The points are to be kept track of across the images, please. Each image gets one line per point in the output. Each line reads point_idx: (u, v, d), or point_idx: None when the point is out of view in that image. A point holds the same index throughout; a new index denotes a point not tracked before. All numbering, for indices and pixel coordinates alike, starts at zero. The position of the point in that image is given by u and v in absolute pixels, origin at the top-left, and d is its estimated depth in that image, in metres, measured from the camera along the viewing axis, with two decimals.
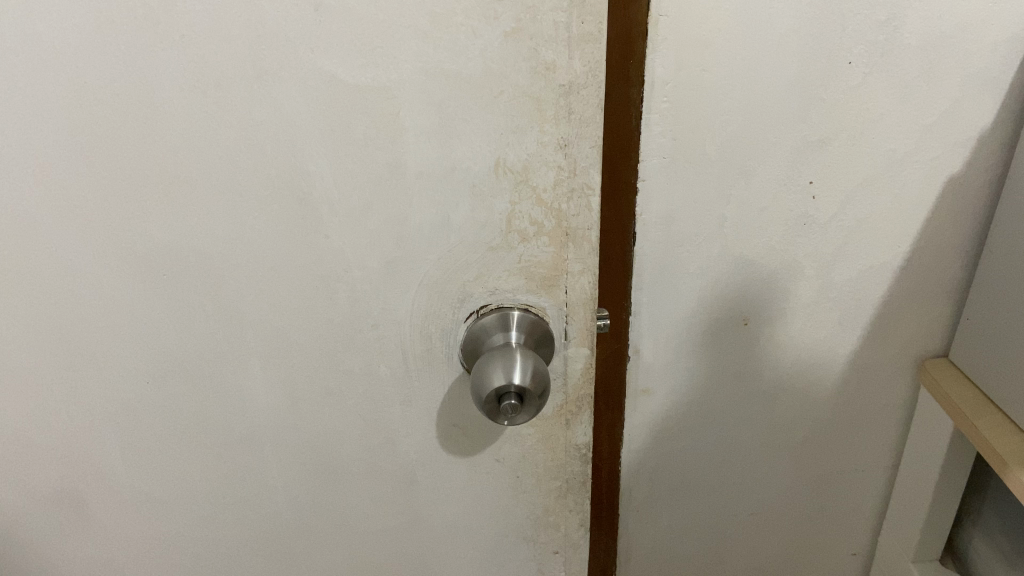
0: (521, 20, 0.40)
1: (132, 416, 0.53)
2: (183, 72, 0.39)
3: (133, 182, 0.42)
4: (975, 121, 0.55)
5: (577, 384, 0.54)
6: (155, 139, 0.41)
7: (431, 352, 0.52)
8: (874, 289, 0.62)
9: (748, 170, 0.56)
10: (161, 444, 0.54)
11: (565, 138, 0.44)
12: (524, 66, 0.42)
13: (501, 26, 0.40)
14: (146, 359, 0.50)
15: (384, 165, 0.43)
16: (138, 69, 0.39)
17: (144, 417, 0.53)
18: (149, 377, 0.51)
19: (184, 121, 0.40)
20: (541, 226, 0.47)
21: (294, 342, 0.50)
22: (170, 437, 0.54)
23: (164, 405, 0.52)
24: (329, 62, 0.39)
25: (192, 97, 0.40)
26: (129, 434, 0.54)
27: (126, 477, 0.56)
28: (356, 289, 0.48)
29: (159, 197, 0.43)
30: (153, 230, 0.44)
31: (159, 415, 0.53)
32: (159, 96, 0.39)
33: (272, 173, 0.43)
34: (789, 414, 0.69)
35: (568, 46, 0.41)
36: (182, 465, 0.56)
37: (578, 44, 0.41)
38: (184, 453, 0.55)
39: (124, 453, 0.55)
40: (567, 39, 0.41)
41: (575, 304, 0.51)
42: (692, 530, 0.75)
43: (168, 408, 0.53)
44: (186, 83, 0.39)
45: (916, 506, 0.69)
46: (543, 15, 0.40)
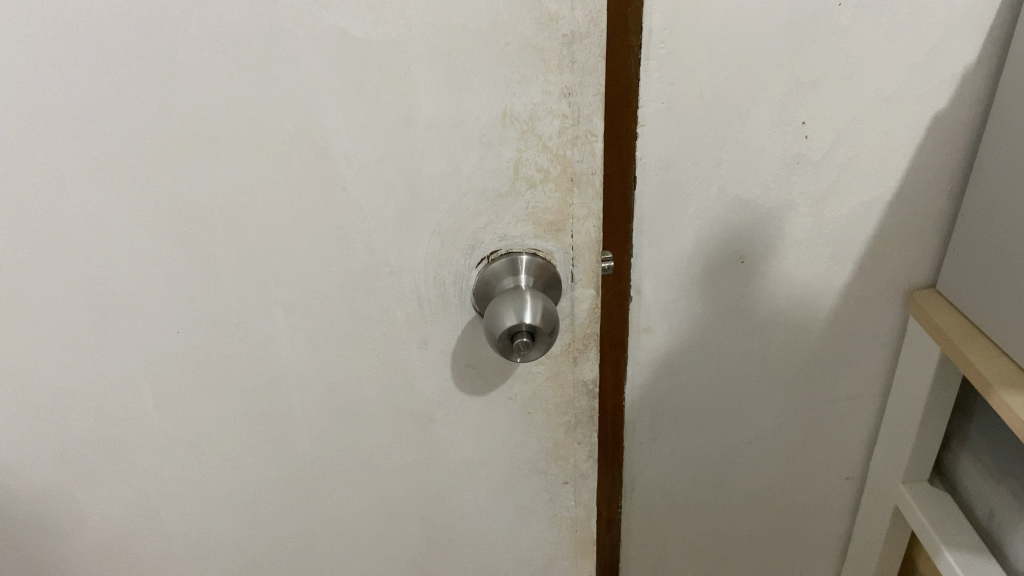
0: None
1: (162, 365, 0.55)
2: (203, 32, 0.41)
3: (158, 141, 0.44)
4: (961, 58, 0.57)
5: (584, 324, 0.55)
6: (178, 99, 0.43)
7: (445, 298, 0.53)
8: (865, 222, 0.64)
9: (742, 112, 0.57)
10: (189, 391, 0.57)
11: (570, 87, 0.44)
12: (529, 18, 0.42)
13: None
14: (175, 310, 0.52)
15: (396, 119, 0.45)
16: (160, 31, 0.41)
17: (173, 366, 0.55)
18: (176, 329, 0.53)
19: (204, 79, 0.42)
20: (547, 173, 0.48)
21: (314, 290, 0.52)
22: (198, 384, 0.56)
23: (192, 354, 0.55)
24: (341, 19, 0.41)
25: (212, 56, 0.42)
26: (160, 383, 0.56)
27: (157, 425, 0.59)
28: (373, 239, 0.50)
29: (185, 154, 0.45)
30: (179, 186, 0.46)
31: (187, 363, 0.55)
32: (180, 56, 0.41)
33: (291, 128, 0.45)
34: (784, 346, 0.71)
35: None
36: (210, 410, 0.58)
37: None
38: (212, 399, 0.57)
39: (155, 401, 0.57)
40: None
41: (581, 247, 0.52)
42: (692, 460, 0.78)
43: (195, 357, 0.55)
44: (206, 43, 0.41)
45: (906, 428, 0.72)
46: None
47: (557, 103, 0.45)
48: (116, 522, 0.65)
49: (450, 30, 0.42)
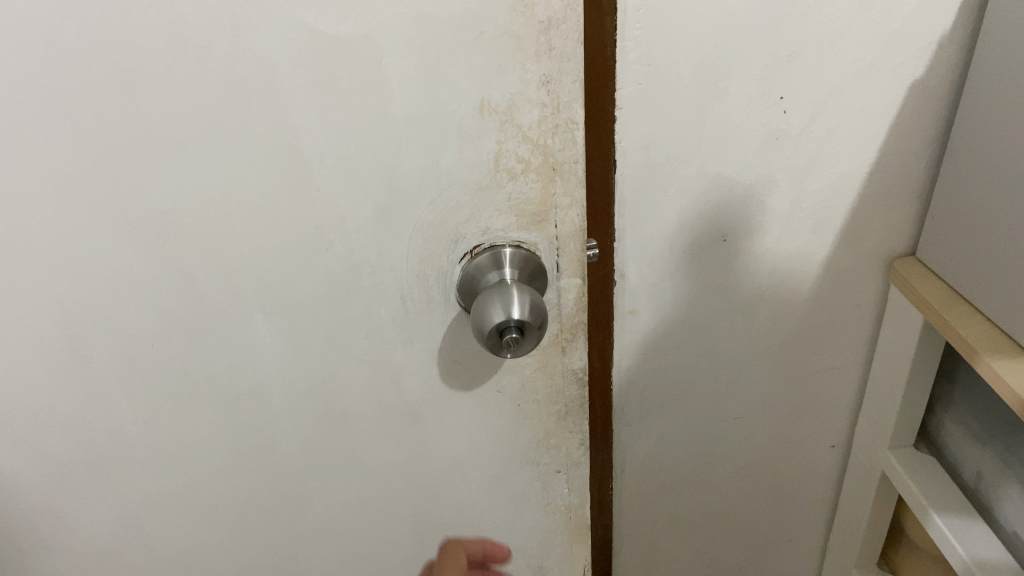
0: None
1: (139, 378, 0.53)
2: (163, 33, 0.39)
3: (120, 148, 0.42)
4: (936, 25, 0.56)
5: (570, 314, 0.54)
6: (139, 105, 0.41)
7: (428, 295, 0.52)
8: (845, 194, 0.64)
9: (720, 90, 0.56)
10: (169, 403, 0.55)
11: (548, 74, 0.43)
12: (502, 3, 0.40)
13: None
14: (149, 321, 0.50)
15: (370, 114, 0.43)
16: (116, 34, 0.39)
17: (150, 379, 0.53)
18: (151, 340, 0.51)
19: (166, 82, 0.40)
20: (529, 164, 0.47)
21: (293, 294, 0.50)
22: (178, 395, 0.55)
23: (171, 365, 0.53)
24: (309, 14, 0.39)
25: (173, 58, 0.40)
26: (137, 396, 0.54)
27: (137, 439, 0.57)
28: (352, 239, 0.48)
29: (150, 162, 0.43)
30: (146, 196, 0.44)
31: (165, 375, 0.53)
32: (140, 59, 0.39)
33: (261, 130, 0.43)
34: (768, 320, 0.71)
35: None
36: (191, 420, 0.56)
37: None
38: (193, 409, 0.56)
39: (134, 415, 0.55)
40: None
41: (565, 237, 0.51)
42: (681, 438, 0.78)
43: (174, 368, 0.53)
44: (166, 44, 0.39)
45: (891, 395, 0.72)
46: None
47: (536, 92, 0.44)
48: (100, 539, 0.63)
49: (424, 21, 0.40)
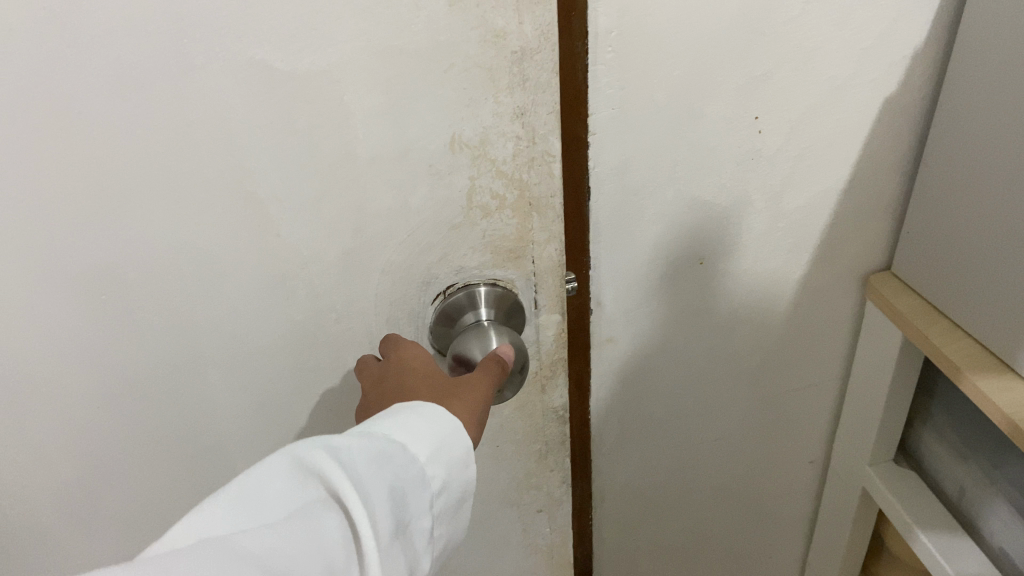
0: None
1: (86, 443, 0.49)
2: (101, 76, 0.35)
3: (55, 201, 0.38)
4: (910, 41, 0.55)
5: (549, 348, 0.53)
6: (77, 153, 0.37)
7: (399, 337, 0.49)
8: (822, 212, 0.63)
9: (695, 112, 0.54)
10: (121, 466, 0.51)
11: (523, 107, 0.41)
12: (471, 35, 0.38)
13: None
14: (96, 383, 0.46)
15: (332, 153, 0.40)
16: (48, 80, 0.35)
17: (99, 443, 0.49)
18: (98, 401, 0.47)
19: (107, 128, 0.37)
20: (503, 200, 0.44)
21: (254, 345, 0.47)
22: (130, 459, 0.50)
23: (121, 428, 0.49)
24: (261, 50, 0.36)
25: (114, 102, 0.36)
26: (85, 462, 0.50)
27: (86, 505, 0.52)
28: (316, 284, 0.45)
29: (91, 213, 0.39)
30: (88, 250, 0.41)
31: (116, 438, 0.49)
32: (75, 105, 0.36)
33: (213, 175, 0.40)
34: (746, 341, 0.69)
35: (519, 9, 0.37)
36: (145, 483, 0.52)
37: (528, 5, 0.37)
38: (147, 471, 0.52)
39: (82, 481, 0.51)
40: (516, 2, 0.37)
41: (543, 272, 0.49)
42: (661, 463, 0.76)
43: (125, 430, 0.49)
44: (105, 89, 0.35)
45: (871, 411, 0.71)
46: None
47: (510, 125, 0.41)
48: None
49: (388, 55, 0.37)
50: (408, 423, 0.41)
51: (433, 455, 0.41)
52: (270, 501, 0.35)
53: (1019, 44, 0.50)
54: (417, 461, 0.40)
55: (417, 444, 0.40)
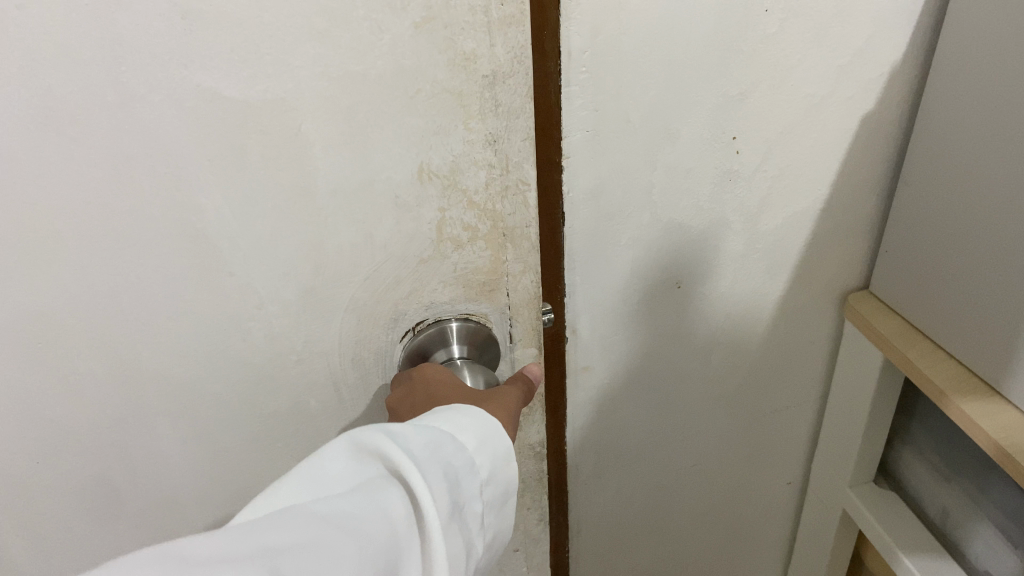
0: (431, 7, 0.34)
1: (21, 503, 0.45)
2: (28, 109, 0.32)
3: None
4: (887, 58, 0.54)
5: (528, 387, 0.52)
6: (3, 193, 0.34)
7: (365, 378, 0.46)
8: (799, 234, 0.61)
9: (671, 133, 0.52)
10: (61, 525, 0.47)
11: (495, 133, 0.38)
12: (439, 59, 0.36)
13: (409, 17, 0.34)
14: (31, 440, 0.42)
15: (289, 188, 0.37)
16: None
17: (36, 503, 0.45)
18: (35, 459, 0.43)
19: (36, 165, 0.34)
20: (475, 231, 0.42)
21: (206, 392, 0.44)
22: (71, 517, 0.47)
23: (61, 485, 0.45)
24: (208, 78, 0.33)
25: (44, 137, 0.33)
26: (21, 523, 0.46)
27: (24, 567, 0.49)
28: (273, 327, 0.42)
29: (21, 259, 0.36)
30: (19, 297, 0.37)
31: (55, 497, 0.45)
32: (1, 141, 0.33)
33: (156, 214, 0.37)
34: (724, 364, 0.67)
35: (490, 31, 0.35)
36: (89, 542, 0.48)
37: (499, 27, 0.35)
38: (91, 531, 0.48)
39: (18, 542, 0.47)
40: (487, 23, 0.35)
41: (518, 305, 0.46)
42: (639, 491, 0.73)
43: (65, 488, 0.45)
44: (33, 122, 0.33)
45: (851, 433, 0.70)
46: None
47: (482, 151, 0.39)
48: None
49: (349, 80, 0.35)
50: (452, 416, 0.40)
51: (480, 446, 0.39)
52: (333, 480, 0.34)
53: (996, 61, 0.49)
54: (467, 449, 0.38)
55: (465, 435, 0.39)
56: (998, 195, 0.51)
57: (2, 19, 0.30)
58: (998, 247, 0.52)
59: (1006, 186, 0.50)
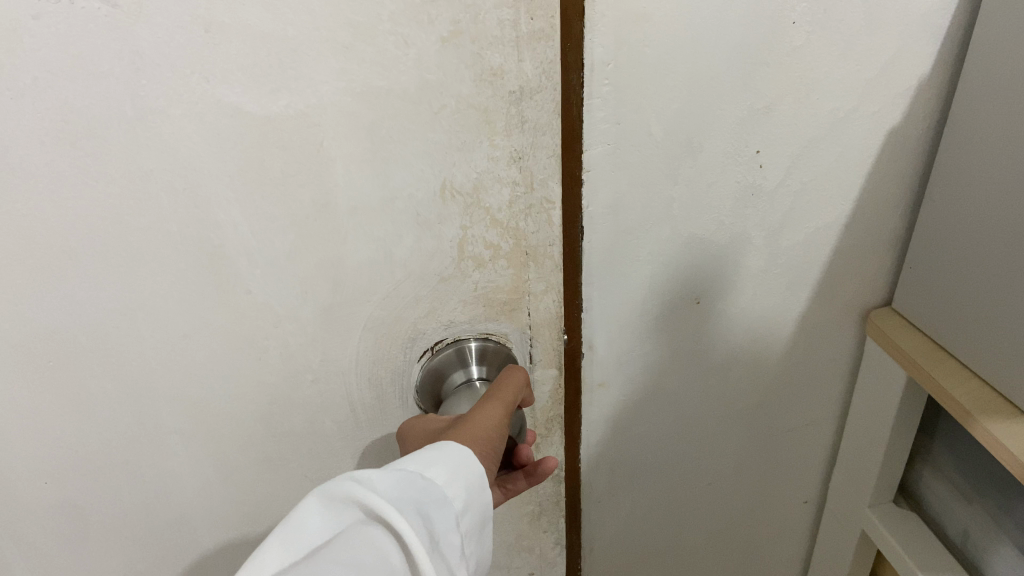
0: (455, 26, 0.39)
1: (49, 499, 0.50)
2: (60, 126, 0.37)
3: (16, 250, 0.40)
4: (914, 71, 0.53)
5: (544, 407, 0.61)
6: (38, 204, 0.39)
7: (381, 400, 0.52)
8: (821, 249, 0.60)
9: (694, 147, 0.51)
10: (84, 521, 0.52)
11: (519, 150, 0.45)
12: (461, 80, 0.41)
13: (432, 37, 0.39)
14: (54, 445, 0.47)
15: (310, 205, 0.42)
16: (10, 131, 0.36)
17: (62, 498, 0.50)
18: (63, 458, 0.48)
19: (67, 180, 0.38)
20: (497, 249, 0.49)
21: (222, 410, 0.49)
22: (94, 517, 0.52)
23: (84, 486, 0.50)
24: (230, 93, 0.37)
25: (74, 152, 0.37)
26: (52, 516, 0.51)
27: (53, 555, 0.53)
28: (288, 345, 0.47)
29: (49, 266, 0.41)
30: (48, 299, 0.42)
31: (79, 495, 0.50)
32: (37, 157, 0.37)
33: (176, 228, 0.41)
34: (741, 383, 0.66)
35: (517, 46, 0.40)
36: (112, 535, 0.53)
37: (521, 46, 0.41)
38: (113, 525, 0.52)
39: (48, 531, 0.52)
40: (514, 40, 0.40)
41: (539, 324, 0.55)
42: (654, 509, 0.72)
43: (89, 488, 0.50)
44: (65, 138, 0.37)
45: (870, 453, 0.69)
46: (481, 20, 0.39)
47: (508, 169, 0.45)
48: None
49: (370, 96, 0.39)
50: (420, 457, 0.41)
51: (451, 476, 0.41)
52: (309, 536, 0.36)
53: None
54: (437, 481, 0.40)
55: (435, 468, 0.40)
56: (1018, 214, 0.50)
57: (40, 48, 0.34)
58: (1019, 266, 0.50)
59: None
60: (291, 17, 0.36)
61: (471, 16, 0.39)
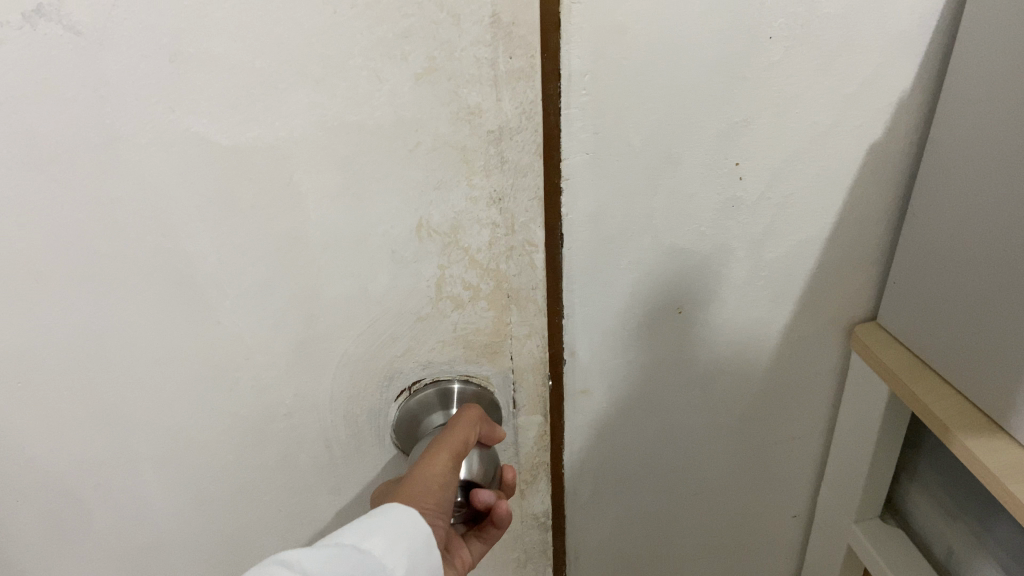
0: (435, 59, 0.39)
1: (20, 520, 0.50)
2: (23, 151, 0.36)
3: None
4: (896, 86, 0.53)
5: (529, 452, 0.61)
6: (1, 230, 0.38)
7: (357, 436, 0.52)
8: (804, 262, 0.60)
9: (674, 158, 0.51)
10: (55, 544, 0.51)
11: (499, 191, 0.45)
12: (444, 113, 0.41)
13: (411, 68, 0.39)
14: (24, 467, 0.47)
15: (281, 236, 0.42)
16: None
17: (33, 521, 0.50)
18: (33, 481, 0.48)
19: (31, 205, 0.38)
20: (476, 290, 0.48)
21: (195, 441, 0.49)
22: (68, 541, 0.51)
23: (56, 506, 0.49)
24: (199, 123, 0.38)
25: (38, 176, 0.37)
26: (24, 538, 0.51)
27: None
28: (260, 376, 0.47)
29: (13, 290, 0.40)
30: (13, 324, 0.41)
31: (51, 516, 0.50)
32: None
33: (144, 255, 0.41)
34: (724, 395, 0.66)
35: (495, 86, 0.40)
36: (86, 556, 0.53)
37: (506, 82, 0.41)
38: (86, 546, 0.52)
39: (20, 552, 0.51)
40: (493, 79, 0.40)
41: (522, 369, 0.54)
42: (640, 518, 0.72)
43: (60, 510, 0.50)
44: (29, 162, 0.37)
45: (857, 471, 0.67)
46: (462, 53, 0.39)
47: (486, 211, 0.45)
48: None
49: (344, 128, 0.40)
50: (361, 524, 0.43)
51: (387, 544, 0.42)
52: None
53: (1005, 89, 0.47)
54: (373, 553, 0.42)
55: (372, 540, 0.42)
56: (1000, 227, 0.49)
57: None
58: (995, 278, 0.51)
59: (1003, 217, 0.49)
60: (259, 49, 0.37)
61: (446, 54, 0.39)
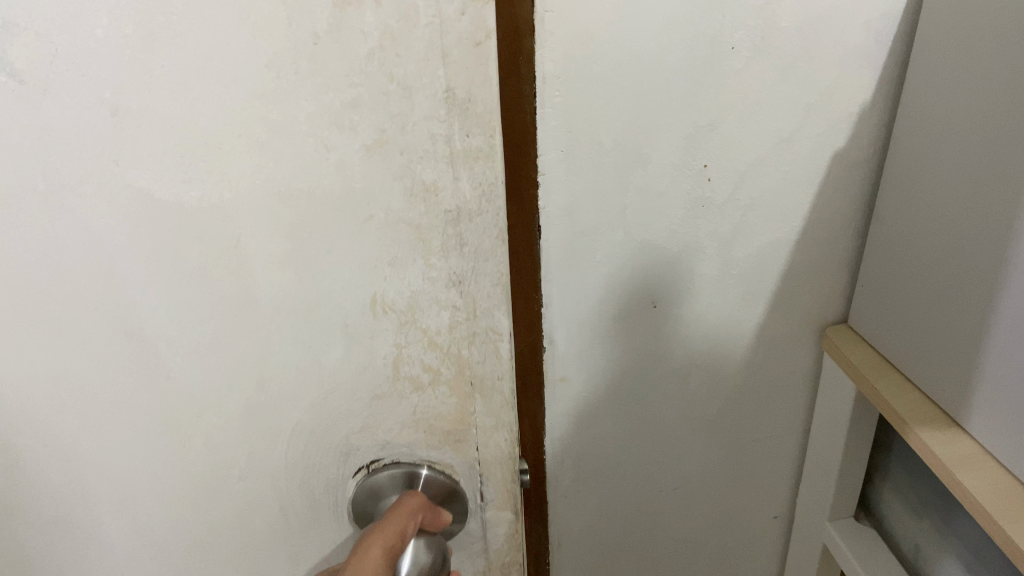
0: (387, 130, 0.35)
1: None
2: None
3: None
4: (856, 96, 0.54)
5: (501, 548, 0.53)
6: None
7: (315, 508, 0.48)
8: (774, 259, 0.61)
9: (644, 157, 0.53)
10: None
11: (459, 273, 0.40)
12: (398, 187, 0.37)
13: (361, 137, 0.35)
14: None
15: (232, 299, 0.39)
16: None
17: None
18: None
19: None
20: (437, 374, 0.44)
21: (153, 493, 0.45)
22: None
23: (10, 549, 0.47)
24: (141, 176, 0.34)
25: None
26: None
27: None
28: (214, 438, 0.44)
29: None
30: None
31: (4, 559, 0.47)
32: None
33: (91, 305, 0.38)
34: (699, 393, 0.66)
35: (452, 164, 0.36)
36: None
37: (465, 160, 0.36)
38: None
39: None
40: (449, 155, 0.36)
41: (489, 462, 0.48)
42: (619, 513, 0.72)
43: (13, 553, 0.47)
44: None
45: (829, 469, 0.68)
46: (414, 125, 0.35)
47: (445, 292, 0.40)
48: None
49: (292, 197, 0.36)
50: None
51: None
52: None
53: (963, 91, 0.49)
54: None
55: None
56: (970, 219, 0.50)
57: None
58: (953, 275, 0.53)
59: (961, 217, 0.51)
60: (198, 102, 0.33)
61: (397, 124, 0.35)
